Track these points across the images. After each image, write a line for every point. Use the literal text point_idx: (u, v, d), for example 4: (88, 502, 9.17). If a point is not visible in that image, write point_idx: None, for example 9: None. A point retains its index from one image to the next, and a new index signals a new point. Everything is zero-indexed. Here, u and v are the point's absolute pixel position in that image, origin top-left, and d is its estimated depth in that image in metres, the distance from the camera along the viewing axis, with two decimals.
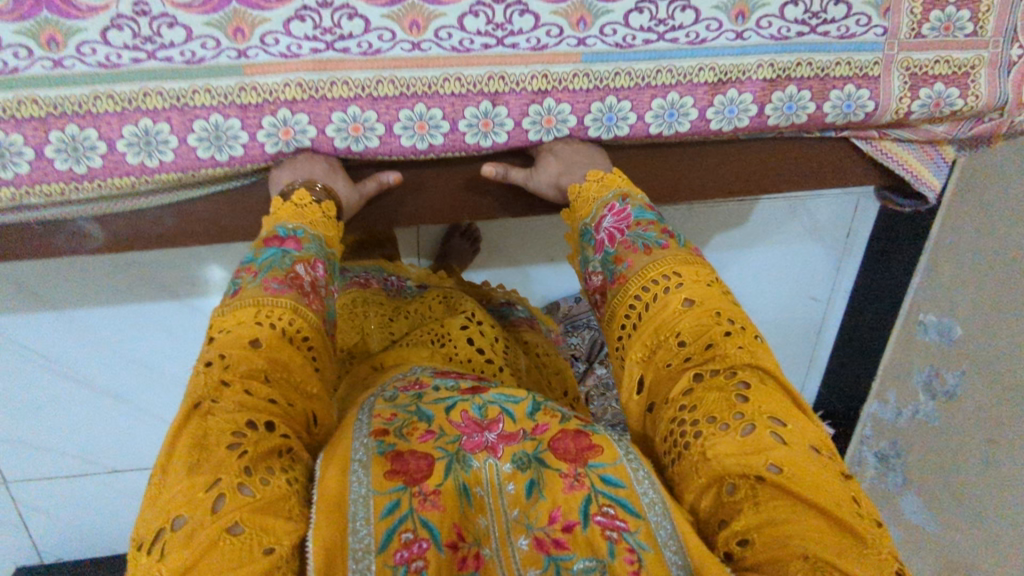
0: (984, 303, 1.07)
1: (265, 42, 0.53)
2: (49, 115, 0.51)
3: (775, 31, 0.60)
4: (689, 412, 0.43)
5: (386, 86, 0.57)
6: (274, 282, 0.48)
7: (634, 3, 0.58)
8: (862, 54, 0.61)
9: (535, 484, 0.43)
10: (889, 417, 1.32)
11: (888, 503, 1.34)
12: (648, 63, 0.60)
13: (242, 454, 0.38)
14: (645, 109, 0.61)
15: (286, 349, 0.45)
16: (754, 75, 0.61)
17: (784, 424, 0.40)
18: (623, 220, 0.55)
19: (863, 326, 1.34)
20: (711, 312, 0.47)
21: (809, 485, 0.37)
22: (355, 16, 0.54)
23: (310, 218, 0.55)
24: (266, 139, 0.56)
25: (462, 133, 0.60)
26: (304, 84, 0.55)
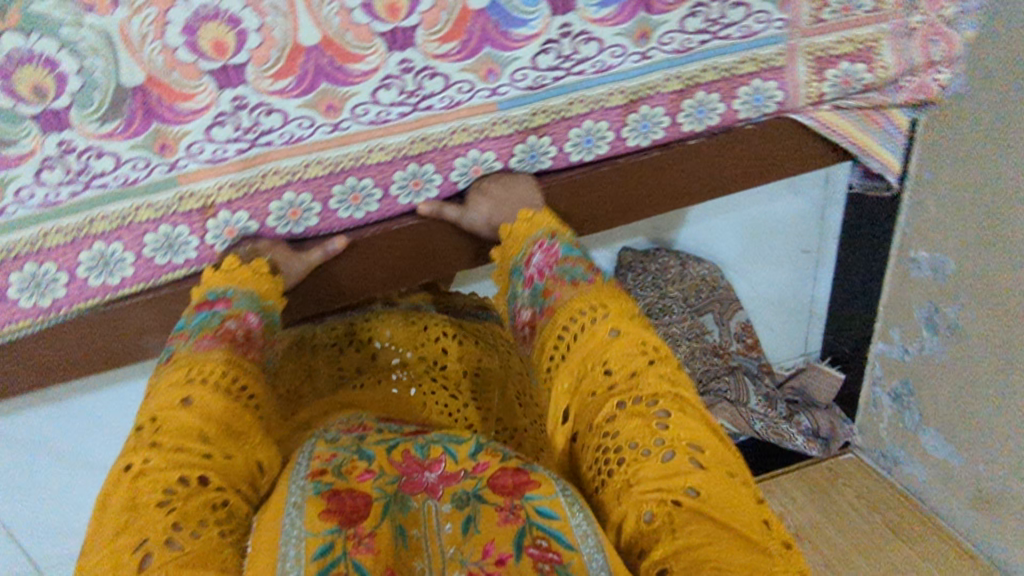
0: (970, 234, 1.09)
1: (192, 152, 0.57)
2: (4, 259, 0.55)
3: (678, 44, 0.62)
4: (611, 438, 0.45)
5: (315, 168, 0.60)
6: (205, 338, 0.52)
7: (540, 45, 0.60)
8: (765, 48, 0.64)
9: (471, 521, 0.44)
10: (895, 357, 1.34)
11: (907, 440, 1.36)
12: (561, 98, 0.63)
13: (173, 508, 0.40)
14: (564, 140, 0.65)
15: (218, 401, 0.47)
16: (663, 89, 0.64)
17: (702, 449, 0.43)
18: (552, 256, 0.58)
19: (856, 269, 1.35)
20: (637, 341, 0.49)
21: (724, 510, 0.40)
22: (272, 111, 0.57)
23: (239, 276, 0.59)
24: (214, 240, 0.61)
25: (395, 196, 0.64)
26: (237, 183, 0.59)
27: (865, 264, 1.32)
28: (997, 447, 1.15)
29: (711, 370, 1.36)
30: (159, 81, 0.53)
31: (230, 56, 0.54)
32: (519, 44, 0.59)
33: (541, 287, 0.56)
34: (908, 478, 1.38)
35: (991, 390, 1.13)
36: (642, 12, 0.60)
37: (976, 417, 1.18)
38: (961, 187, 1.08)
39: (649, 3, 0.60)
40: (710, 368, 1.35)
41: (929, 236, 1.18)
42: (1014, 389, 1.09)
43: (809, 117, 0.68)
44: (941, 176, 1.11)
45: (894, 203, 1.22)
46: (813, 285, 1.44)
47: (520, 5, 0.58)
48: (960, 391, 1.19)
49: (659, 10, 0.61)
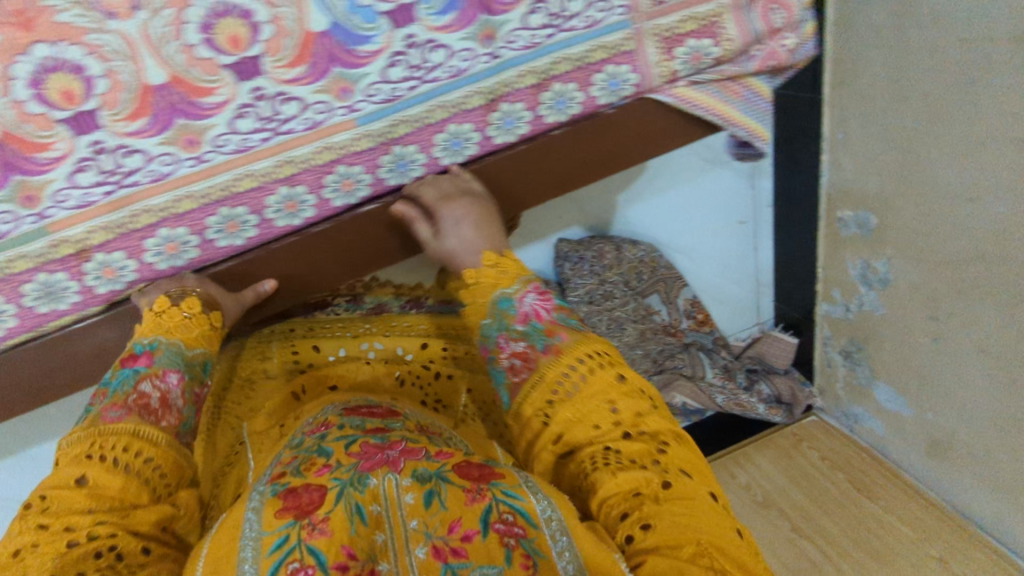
0: (890, 186, 1.11)
1: (58, 201, 0.59)
2: None
3: (526, 40, 0.64)
4: (615, 454, 0.50)
5: (186, 202, 0.63)
6: (113, 410, 0.54)
7: (387, 58, 0.62)
8: (611, 35, 0.65)
9: (434, 493, 0.47)
10: (840, 316, 1.35)
11: (863, 396, 1.37)
12: (420, 106, 0.65)
13: (56, 566, 0.43)
14: (432, 146, 0.67)
15: (115, 479, 0.49)
16: (519, 85, 0.66)
17: (691, 475, 0.49)
18: (547, 301, 0.61)
19: (793, 234, 1.37)
20: (638, 390, 0.55)
21: (705, 512, 0.46)
22: (132, 152, 0.59)
23: (168, 325, 0.62)
24: (95, 281, 0.64)
25: (271, 219, 0.67)
26: (108, 225, 0.61)
27: (800, 227, 1.33)
28: (941, 394, 1.16)
29: (666, 348, 1.38)
30: (15, 135, 0.56)
31: (79, 103, 0.56)
32: (366, 59, 0.61)
33: (540, 327, 0.59)
34: (869, 434, 1.39)
35: (930, 339, 1.14)
36: (483, 14, 0.62)
37: (919, 367, 1.19)
38: (882, 137, 1.09)
39: (488, 5, 0.62)
40: (663, 348, 1.36)
41: (851, 192, 1.19)
42: (950, 334, 1.10)
43: (668, 94, 0.70)
44: (859, 132, 1.13)
45: (816, 164, 1.23)
46: (755, 255, 1.45)
47: (360, 22, 0.60)
48: (901, 342, 1.21)
49: (500, 10, 0.62)
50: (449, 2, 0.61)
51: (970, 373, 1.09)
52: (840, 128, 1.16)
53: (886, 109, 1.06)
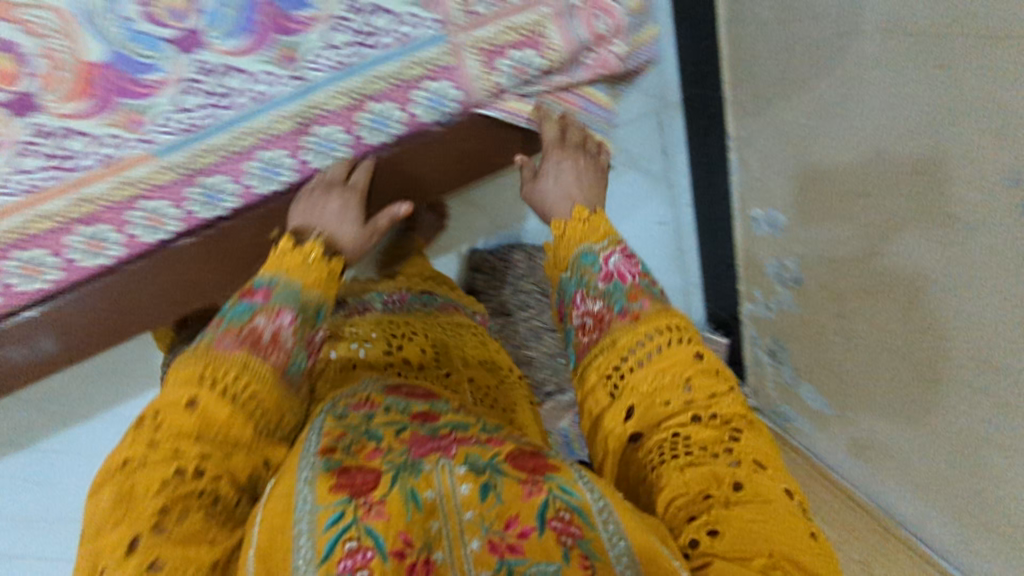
0: (790, 184, 1.08)
1: None
2: None
3: (333, 60, 0.66)
4: (685, 439, 0.53)
5: None
6: (228, 339, 0.57)
7: (176, 88, 0.62)
8: (425, 50, 0.68)
9: (490, 488, 0.46)
10: (763, 315, 1.32)
11: (791, 398, 1.34)
12: (225, 135, 0.68)
13: (160, 493, 0.47)
14: (243, 175, 0.72)
15: (224, 407, 0.52)
16: (332, 107, 0.70)
17: (763, 467, 0.51)
18: (632, 262, 0.65)
19: (716, 236, 1.34)
20: (714, 371, 0.58)
21: (776, 506, 0.48)
22: None
23: (289, 264, 0.65)
24: None
25: (76, 261, 0.72)
26: None
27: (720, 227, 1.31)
28: (856, 393, 1.13)
29: None
30: None
31: None
32: (152, 89, 0.61)
33: (623, 288, 0.63)
34: (799, 436, 1.34)
35: (841, 340, 1.11)
36: (279, 35, 0.62)
37: (835, 366, 1.15)
38: (779, 132, 1.06)
39: (284, 24, 0.62)
40: None
41: (759, 187, 1.16)
42: (858, 333, 1.06)
43: (495, 108, 0.77)
44: (759, 127, 1.10)
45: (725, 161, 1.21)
46: (677, 260, 1.41)
47: (137, 50, 0.59)
48: (817, 340, 1.18)
49: (299, 30, 0.63)
50: (238, 27, 0.61)
51: (878, 374, 1.05)
52: (743, 124, 1.14)
53: (779, 105, 1.04)
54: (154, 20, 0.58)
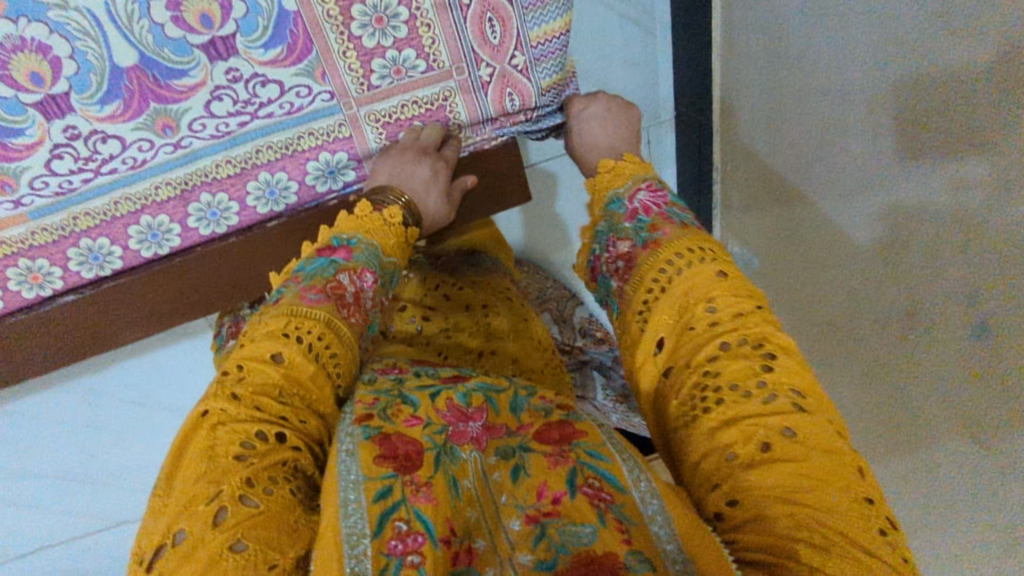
0: (768, 240, 1.01)
1: None
2: None
3: (213, 129, 0.62)
4: (711, 375, 0.47)
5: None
6: (313, 292, 0.54)
7: (47, 152, 0.59)
8: (321, 121, 0.63)
9: (521, 470, 0.46)
10: None
11: None
12: (100, 200, 0.62)
13: (247, 466, 0.44)
14: (126, 238, 0.64)
15: (309, 366, 0.50)
16: (216, 175, 0.64)
17: (801, 396, 0.45)
18: (659, 197, 0.61)
19: None
20: (744, 287, 0.52)
21: (819, 447, 0.42)
22: None
23: (367, 225, 0.61)
24: (18, 286, 0.64)
25: (76, 271, 0.65)
26: None
27: None
28: None
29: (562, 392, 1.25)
30: None
31: None
32: (23, 153, 0.59)
33: (647, 222, 0.60)
34: None
35: None
36: (153, 103, 0.60)
37: None
38: (759, 178, 0.98)
39: (156, 93, 0.59)
40: None
41: (738, 224, 1.09)
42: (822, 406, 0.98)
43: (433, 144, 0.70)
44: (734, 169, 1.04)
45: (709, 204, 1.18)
46: None
47: (5, 115, 0.57)
48: None
49: (175, 99, 0.60)
50: (109, 92, 0.58)
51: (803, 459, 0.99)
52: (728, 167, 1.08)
53: (753, 148, 0.96)
54: (18, 87, 0.56)
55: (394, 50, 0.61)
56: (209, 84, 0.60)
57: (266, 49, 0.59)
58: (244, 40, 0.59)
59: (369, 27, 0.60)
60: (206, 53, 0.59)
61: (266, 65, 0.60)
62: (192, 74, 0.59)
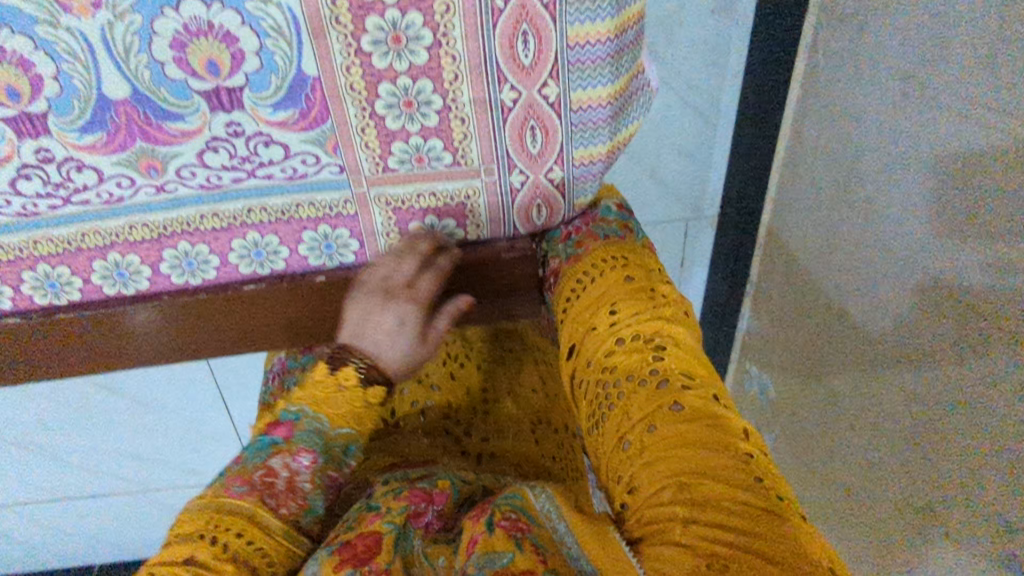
0: (799, 365, 0.98)
1: None
2: None
3: (203, 179, 0.55)
4: (612, 375, 0.54)
5: None
6: (240, 484, 0.53)
7: (15, 170, 0.53)
8: (326, 193, 0.57)
9: (458, 545, 0.50)
10: None
11: None
12: (66, 228, 0.56)
13: None
14: (88, 272, 0.58)
15: (224, 564, 0.48)
16: (200, 226, 0.57)
17: (691, 382, 0.51)
18: (589, 218, 0.66)
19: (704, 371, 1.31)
20: (644, 285, 0.59)
21: (701, 422, 0.48)
22: None
23: (320, 393, 0.57)
24: None
25: (29, 295, 0.58)
26: None
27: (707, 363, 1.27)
28: None
29: None
30: None
31: None
32: None
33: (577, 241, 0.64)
34: None
35: None
36: (141, 142, 0.53)
37: None
38: (806, 300, 0.93)
39: (145, 132, 0.52)
40: None
41: (772, 332, 1.05)
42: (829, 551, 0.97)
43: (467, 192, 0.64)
44: (779, 277, 1.00)
45: (737, 303, 1.14)
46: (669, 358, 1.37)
47: None
48: None
49: (165, 142, 0.53)
50: (91, 122, 0.51)
51: None
52: (768, 272, 1.04)
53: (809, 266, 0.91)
54: None
55: (419, 138, 0.54)
56: (205, 133, 0.53)
57: (275, 109, 0.52)
58: (252, 96, 0.51)
59: (396, 109, 0.53)
60: (207, 101, 0.51)
61: (272, 126, 0.53)
62: (188, 119, 0.52)
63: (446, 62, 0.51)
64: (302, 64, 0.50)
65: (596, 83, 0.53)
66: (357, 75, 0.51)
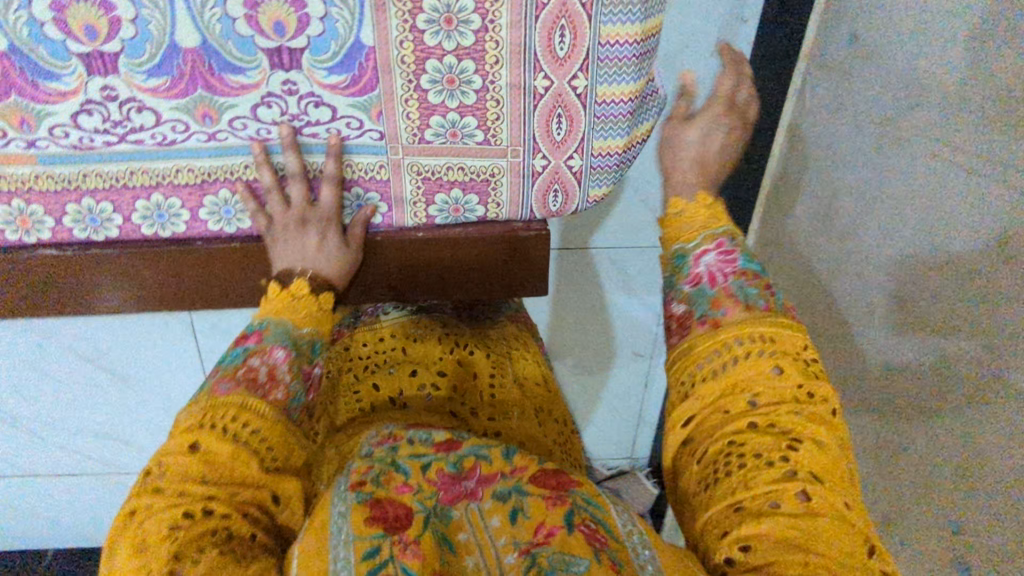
0: None
1: None
2: None
3: (252, 131, 0.60)
4: (738, 450, 0.48)
5: None
6: (224, 384, 0.53)
7: (78, 105, 0.56)
8: (364, 156, 0.62)
9: (519, 512, 0.51)
10: None
11: None
12: (117, 165, 0.60)
13: (172, 542, 0.43)
14: (130, 210, 0.62)
15: (223, 446, 0.48)
16: (242, 176, 0.62)
17: (819, 480, 0.46)
18: (727, 263, 0.59)
19: None
20: (792, 361, 0.52)
21: (823, 519, 0.44)
22: None
23: (281, 305, 0.61)
24: (4, 224, 0.61)
25: (69, 227, 0.62)
26: None
27: None
28: None
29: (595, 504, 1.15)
30: None
31: None
32: (53, 98, 0.56)
33: (709, 293, 0.57)
34: None
35: None
36: (201, 90, 0.57)
37: None
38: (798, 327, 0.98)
39: (207, 81, 0.57)
40: None
41: None
42: None
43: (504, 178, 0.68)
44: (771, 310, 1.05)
45: None
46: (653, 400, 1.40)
47: (49, 57, 0.54)
48: None
49: (224, 93, 0.57)
50: (159, 66, 0.56)
51: None
52: None
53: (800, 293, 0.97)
54: (69, 34, 0.53)
55: (456, 114, 0.60)
56: (262, 88, 0.57)
57: (329, 73, 0.57)
58: (311, 59, 0.56)
59: (439, 86, 0.59)
60: (269, 58, 0.56)
61: (325, 88, 0.58)
62: (249, 74, 0.57)
63: (490, 46, 0.57)
64: (361, 34, 0.56)
65: (621, 79, 0.60)
66: (409, 49, 0.57)
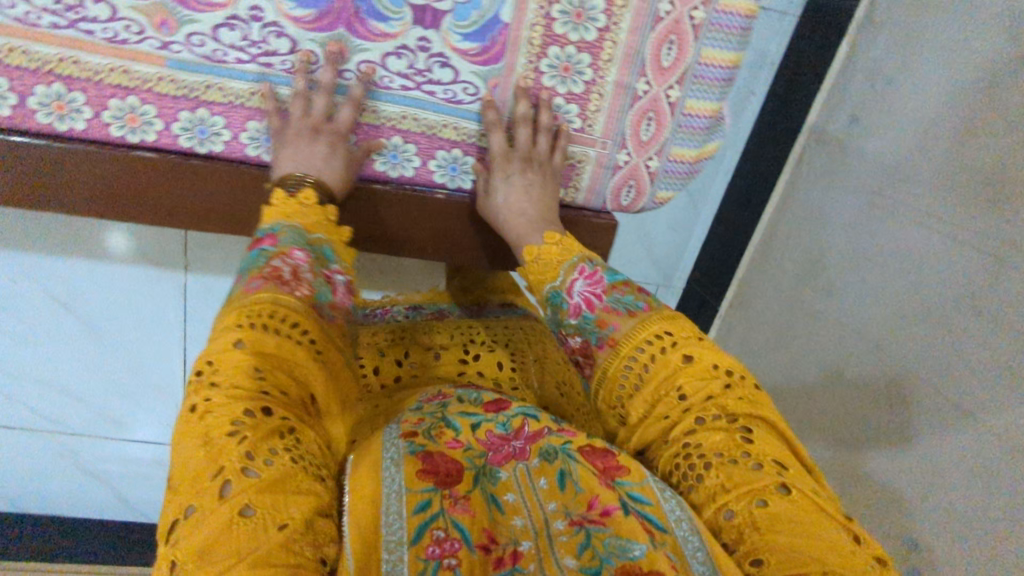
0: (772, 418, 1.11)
1: None
2: None
3: (377, 77, 0.64)
4: (696, 451, 0.47)
5: (118, 76, 0.59)
6: (253, 281, 0.49)
7: (223, 18, 0.58)
8: (469, 122, 0.68)
9: (567, 475, 0.46)
10: None
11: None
12: (240, 83, 0.62)
13: (243, 440, 0.40)
14: (240, 129, 0.65)
15: (269, 341, 0.46)
16: (356, 118, 0.66)
17: (786, 465, 0.45)
18: (597, 284, 0.57)
19: None
20: (708, 366, 0.50)
21: (806, 510, 0.41)
22: None
23: (292, 211, 0.58)
24: (111, 120, 0.62)
25: (175, 134, 0.64)
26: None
27: None
28: None
29: None
30: None
31: None
32: (202, 8, 0.58)
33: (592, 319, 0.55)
34: None
35: None
36: (343, 29, 0.61)
37: None
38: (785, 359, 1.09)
39: (350, 23, 0.60)
40: None
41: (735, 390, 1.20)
42: None
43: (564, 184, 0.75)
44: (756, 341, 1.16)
45: None
46: None
47: None
48: None
49: (363, 37, 0.61)
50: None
51: None
52: (739, 341, 1.20)
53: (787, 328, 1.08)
54: None
55: (562, 100, 0.67)
56: (399, 39, 0.62)
57: (463, 39, 0.63)
58: (452, 22, 0.62)
59: (555, 72, 0.65)
60: (414, 14, 0.61)
61: (455, 52, 0.63)
62: (391, 23, 0.61)
63: (608, 45, 0.64)
64: (502, 9, 0.62)
65: (707, 96, 0.69)
66: (538, 32, 0.63)
